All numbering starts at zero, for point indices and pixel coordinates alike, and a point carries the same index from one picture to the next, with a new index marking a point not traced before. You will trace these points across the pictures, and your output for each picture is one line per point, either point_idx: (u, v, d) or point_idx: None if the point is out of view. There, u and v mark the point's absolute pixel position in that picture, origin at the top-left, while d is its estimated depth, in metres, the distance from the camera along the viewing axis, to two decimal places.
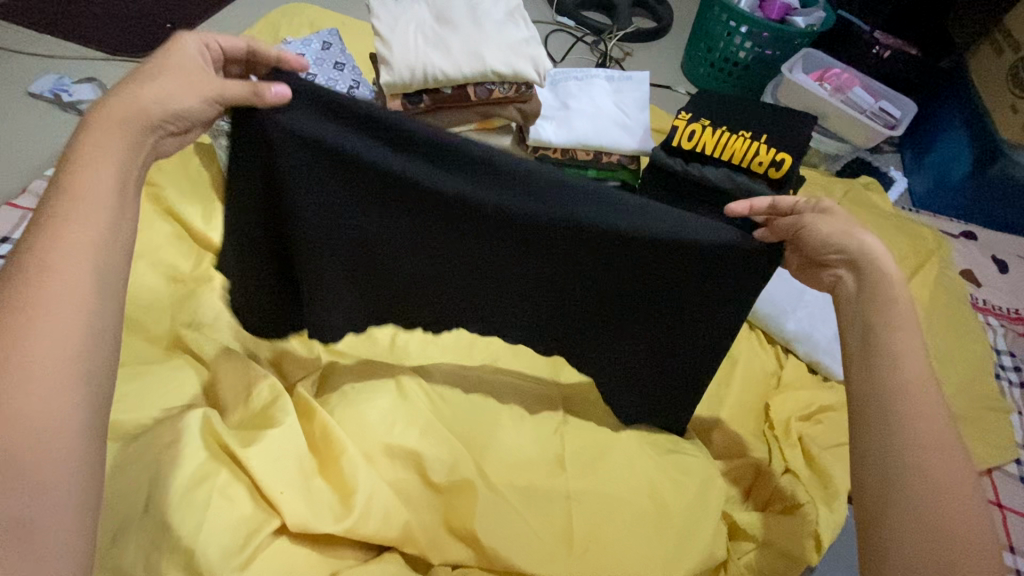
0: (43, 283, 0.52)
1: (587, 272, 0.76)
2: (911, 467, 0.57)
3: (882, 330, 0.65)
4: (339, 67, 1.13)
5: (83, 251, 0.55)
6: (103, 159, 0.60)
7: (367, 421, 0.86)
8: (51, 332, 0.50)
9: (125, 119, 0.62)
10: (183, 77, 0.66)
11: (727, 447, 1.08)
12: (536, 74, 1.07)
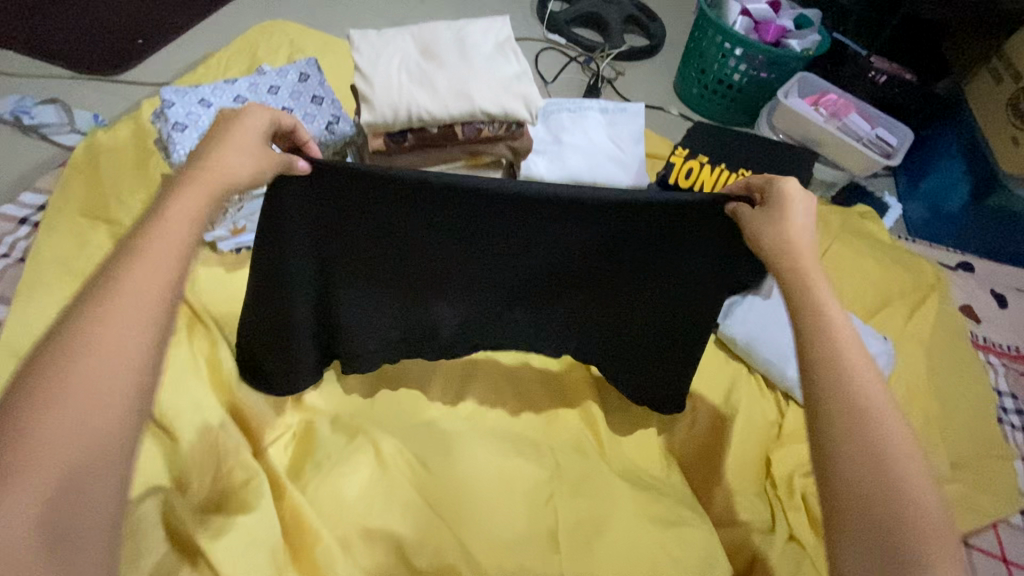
0: (91, 349, 0.46)
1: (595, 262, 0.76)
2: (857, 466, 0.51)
3: (830, 342, 0.57)
4: (317, 101, 1.06)
5: (142, 302, 0.49)
6: (183, 208, 0.55)
7: (344, 500, 0.81)
8: (84, 394, 0.44)
9: (206, 178, 0.58)
10: (244, 151, 0.61)
11: (728, 507, 1.02)
12: (528, 113, 1.01)
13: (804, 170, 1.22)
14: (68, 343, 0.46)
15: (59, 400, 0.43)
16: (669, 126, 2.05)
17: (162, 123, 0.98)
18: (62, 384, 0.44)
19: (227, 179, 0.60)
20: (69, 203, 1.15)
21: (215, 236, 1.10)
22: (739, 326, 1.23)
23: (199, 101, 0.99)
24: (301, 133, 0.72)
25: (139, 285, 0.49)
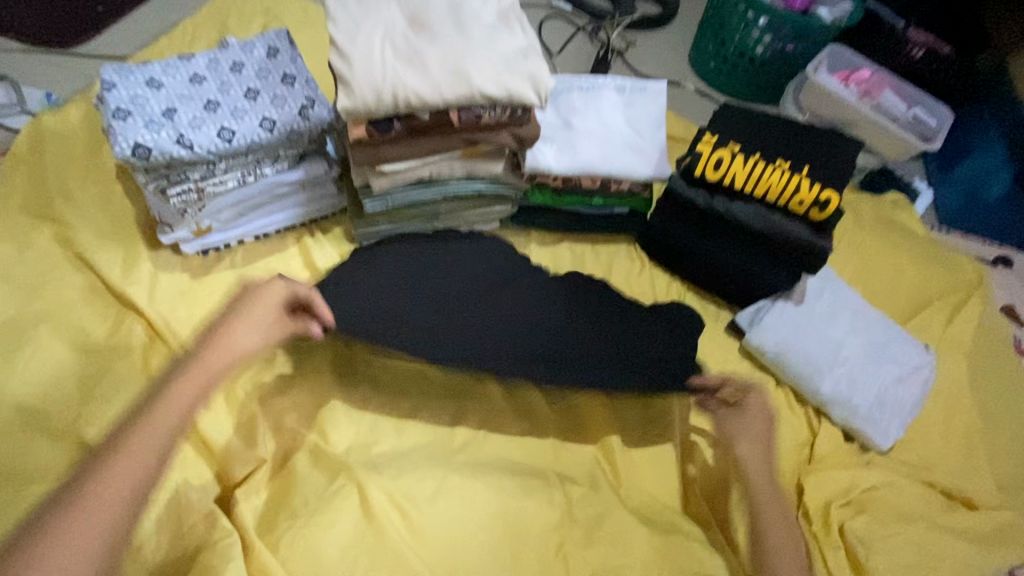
0: (55, 537, 0.62)
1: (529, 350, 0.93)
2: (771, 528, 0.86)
3: (764, 556, 0.84)
4: (288, 80, 0.90)
5: (151, 455, 0.70)
6: (140, 450, 0.70)
7: (323, 560, 0.69)
8: (75, 544, 0.62)
9: (217, 358, 0.79)
10: (264, 324, 0.84)
11: (757, 545, 0.92)
12: (536, 97, 0.86)
13: (849, 160, 1.07)
14: (64, 512, 0.63)
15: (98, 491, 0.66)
16: (684, 103, 1.88)
17: (103, 109, 0.83)
18: (58, 529, 0.62)
19: (239, 351, 0.80)
20: (12, 199, 1.01)
21: (176, 239, 0.95)
22: (769, 334, 1.10)
23: (147, 82, 0.84)
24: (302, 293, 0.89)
25: (155, 438, 0.72)
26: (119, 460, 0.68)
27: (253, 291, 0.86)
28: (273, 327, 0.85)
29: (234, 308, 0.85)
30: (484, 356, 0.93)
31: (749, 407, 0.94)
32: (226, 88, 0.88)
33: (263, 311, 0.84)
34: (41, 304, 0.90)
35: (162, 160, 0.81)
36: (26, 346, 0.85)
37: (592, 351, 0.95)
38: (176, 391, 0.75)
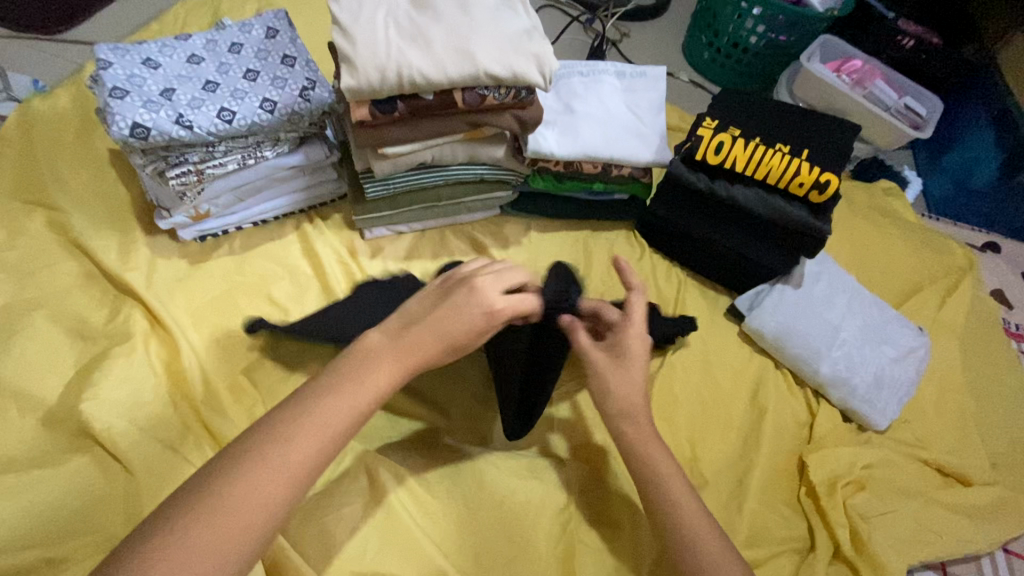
0: (253, 479, 0.48)
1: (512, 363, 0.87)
2: (669, 496, 0.74)
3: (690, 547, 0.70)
4: (289, 61, 0.89)
5: (304, 456, 0.50)
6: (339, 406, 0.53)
7: (336, 543, 0.68)
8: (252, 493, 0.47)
9: (434, 342, 0.59)
10: (473, 312, 0.61)
11: (765, 523, 0.92)
12: (541, 78, 0.85)
13: (848, 145, 1.08)
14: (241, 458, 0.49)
15: (209, 516, 0.45)
16: (678, 94, 1.89)
17: (99, 90, 0.81)
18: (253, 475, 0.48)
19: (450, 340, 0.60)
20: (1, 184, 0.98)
21: (173, 224, 0.93)
22: (768, 318, 1.11)
23: (144, 62, 0.82)
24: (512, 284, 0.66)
25: (298, 457, 0.49)
26: (304, 441, 0.50)
27: (467, 286, 0.63)
28: (479, 329, 0.62)
29: (453, 297, 0.62)
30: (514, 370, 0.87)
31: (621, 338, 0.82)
32: (224, 69, 0.86)
33: (472, 311, 0.61)
34: (35, 291, 0.87)
35: (161, 141, 0.79)
36: (20, 333, 0.83)
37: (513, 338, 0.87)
38: (378, 370, 0.56)
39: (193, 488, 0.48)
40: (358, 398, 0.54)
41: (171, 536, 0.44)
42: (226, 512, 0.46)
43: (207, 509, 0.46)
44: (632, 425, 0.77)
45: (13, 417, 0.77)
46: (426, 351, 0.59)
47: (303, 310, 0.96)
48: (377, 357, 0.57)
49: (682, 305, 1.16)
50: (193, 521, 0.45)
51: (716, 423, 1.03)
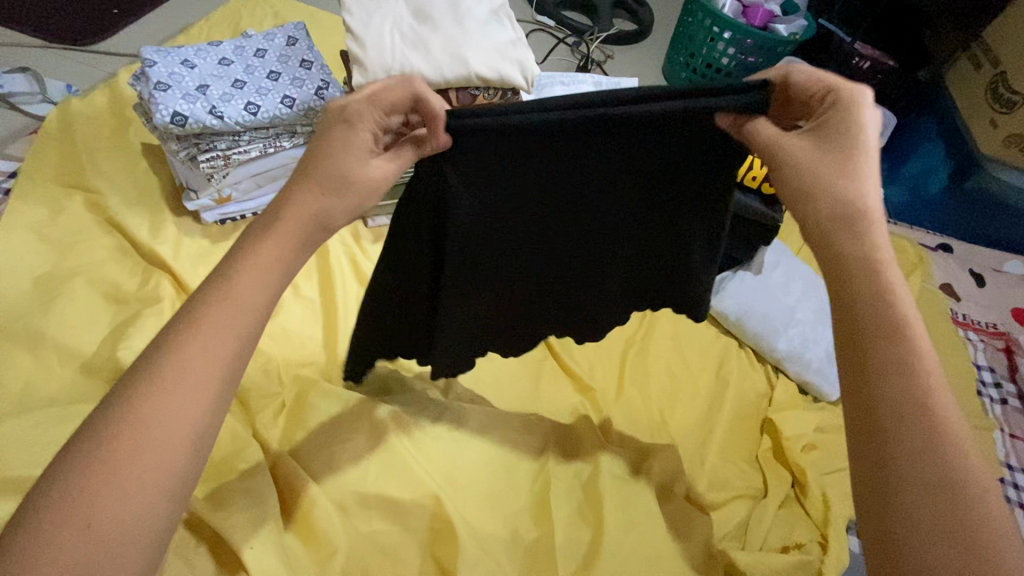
0: (168, 379, 0.46)
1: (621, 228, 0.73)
2: (901, 348, 0.49)
3: (910, 390, 0.47)
4: (306, 65, 1.03)
5: (217, 343, 0.48)
6: (244, 291, 0.51)
7: (340, 468, 0.79)
8: (168, 394, 0.45)
9: (336, 186, 0.57)
10: (347, 146, 0.59)
11: (725, 475, 1.02)
12: (524, 80, 1.00)
13: None
14: (149, 373, 0.46)
15: (125, 426, 0.43)
16: None
17: (143, 84, 0.94)
18: (162, 376, 0.46)
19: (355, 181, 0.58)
20: (43, 170, 1.10)
21: (199, 205, 1.05)
22: (731, 300, 1.23)
23: (182, 63, 0.96)
24: (380, 99, 0.60)
25: (210, 347, 0.48)
26: (196, 341, 0.48)
27: (335, 121, 0.60)
28: (355, 152, 0.59)
29: (324, 132, 0.60)
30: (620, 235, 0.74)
31: (832, 128, 0.58)
32: (251, 70, 0.99)
33: (338, 139, 0.59)
34: (74, 260, 0.99)
35: (196, 128, 0.92)
36: (61, 295, 0.94)
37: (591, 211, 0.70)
38: (257, 254, 0.53)
39: (99, 416, 0.45)
40: (246, 284, 0.51)
41: (89, 458, 0.42)
42: (140, 420, 0.44)
43: (125, 418, 0.44)
44: (855, 237, 0.54)
45: (55, 365, 0.87)
46: (301, 201, 0.57)
47: (311, 283, 1.07)
48: (258, 247, 0.53)
49: None
50: (108, 436, 0.43)
51: (685, 391, 1.13)
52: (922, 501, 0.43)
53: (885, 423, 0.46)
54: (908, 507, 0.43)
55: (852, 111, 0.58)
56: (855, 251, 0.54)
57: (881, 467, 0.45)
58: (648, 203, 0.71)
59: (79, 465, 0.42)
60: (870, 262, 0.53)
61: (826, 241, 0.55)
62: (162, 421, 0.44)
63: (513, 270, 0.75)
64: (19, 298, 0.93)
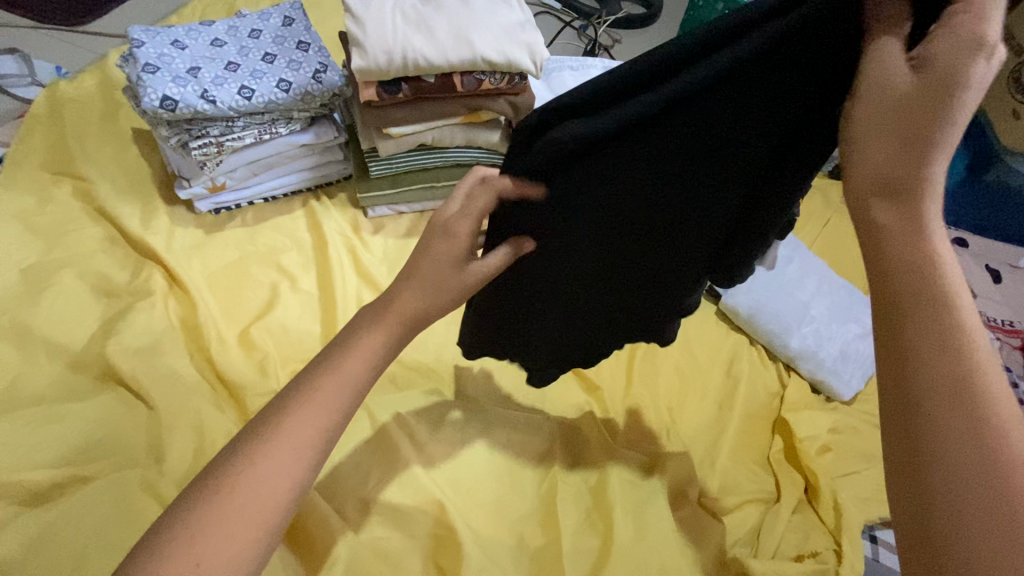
0: (272, 444, 0.47)
1: (704, 191, 0.61)
2: (952, 316, 0.40)
3: (952, 365, 0.39)
4: (303, 47, 0.98)
5: (322, 414, 0.49)
6: (353, 365, 0.51)
7: (337, 472, 0.76)
8: (271, 461, 0.46)
9: (441, 287, 0.55)
10: (444, 261, 0.56)
11: (737, 480, 0.98)
12: (532, 65, 0.95)
13: None
14: (259, 435, 0.48)
15: (233, 489, 0.45)
16: None
17: (131, 66, 0.89)
18: (269, 440, 0.47)
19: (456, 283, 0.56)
20: (30, 156, 1.05)
21: (191, 194, 1.01)
22: (743, 296, 1.19)
23: (172, 43, 0.91)
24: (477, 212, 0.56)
25: (313, 417, 0.48)
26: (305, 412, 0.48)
27: (431, 233, 0.57)
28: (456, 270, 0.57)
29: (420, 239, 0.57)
30: (695, 199, 0.62)
31: (945, 44, 0.42)
32: (245, 52, 0.94)
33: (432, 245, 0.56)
34: (62, 251, 0.95)
35: (187, 113, 0.87)
36: (48, 288, 0.90)
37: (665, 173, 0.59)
38: (366, 332, 0.53)
39: (209, 472, 0.47)
40: (354, 363, 0.51)
41: (197, 519, 0.44)
42: (244, 484, 0.45)
43: (231, 478, 0.45)
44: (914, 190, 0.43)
45: (42, 361, 0.84)
46: (402, 299, 0.54)
47: (310, 276, 1.03)
48: (367, 319, 0.54)
49: None
50: (213, 499, 0.44)
51: (692, 389, 1.10)
52: (958, 490, 0.36)
53: (924, 404, 0.39)
54: (943, 530, 0.36)
55: (971, 14, 0.42)
56: (901, 215, 0.43)
57: (912, 482, 0.38)
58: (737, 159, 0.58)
59: (191, 513, 0.44)
60: (917, 224, 0.43)
61: (859, 206, 0.46)
62: (259, 489, 0.45)
63: (588, 253, 0.67)
64: (5, 291, 0.89)
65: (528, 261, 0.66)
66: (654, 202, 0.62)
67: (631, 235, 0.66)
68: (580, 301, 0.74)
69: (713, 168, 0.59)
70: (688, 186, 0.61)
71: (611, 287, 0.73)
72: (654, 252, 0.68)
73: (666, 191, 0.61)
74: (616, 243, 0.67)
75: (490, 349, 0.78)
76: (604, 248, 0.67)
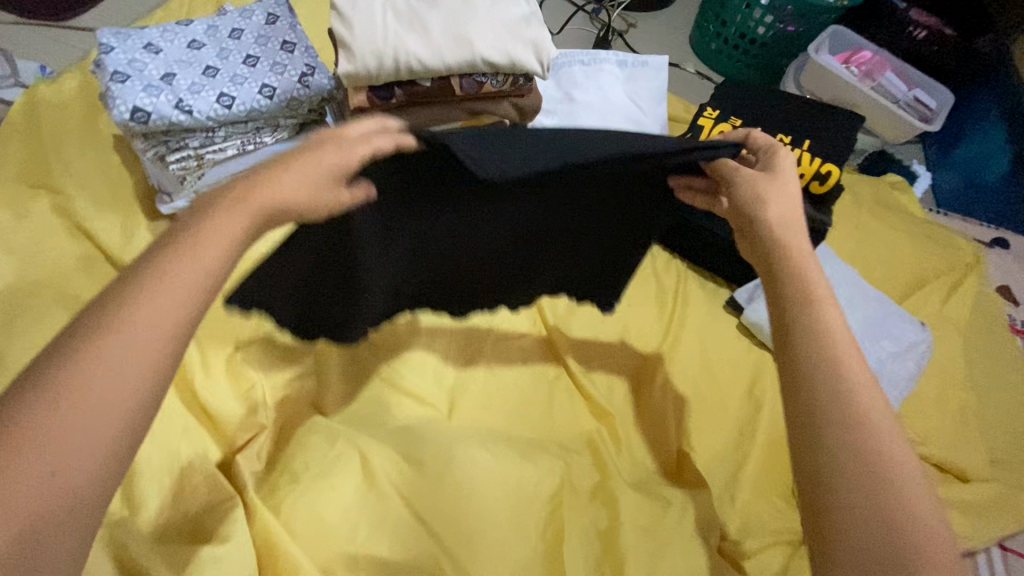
0: (106, 340, 0.41)
1: (578, 224, 0.77)
2: (838, 369, 0.53)
3: (838, 411, 0.51)
4: (289, 48, 0.90)
5: (166, 303, 0.44)
6: (199, 258, 0.46)
7: (325, 522, 0.70)
8: (114, 359, 0.41)
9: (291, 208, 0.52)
10: (302, 182, 0.53)
11: (757, 516, 0.92)
12: (538, 65, 0.87)
13: (847, 154, 1.09)
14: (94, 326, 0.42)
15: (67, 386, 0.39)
16: (691, 94, 1.65)
17: (101, 74, 0.82)
18: (106, 331, 0.42)
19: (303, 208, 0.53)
20: (6, 167, 0.99)
21: (173, 210, 0.93)
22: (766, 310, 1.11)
23: (145, 47, 0.83)
24: (375, 144, 0.56)
25: (160, 304, 0.43)
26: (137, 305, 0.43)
27: (312, 148, 0.55)
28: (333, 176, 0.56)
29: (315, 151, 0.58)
30: (571, 231, 0.78)
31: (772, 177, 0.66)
32: (225, 54, 0.87)
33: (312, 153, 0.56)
34: (39, 272, 0.89)
35: (162, 125, 0.80)
36: (24, 313, 0.85)
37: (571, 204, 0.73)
38: (219, 218, 0.49)
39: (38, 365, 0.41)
40: (201, 253, 0.46)
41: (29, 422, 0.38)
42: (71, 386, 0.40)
43: (59, 377, 0.40)
44: (791, 272, 0.60)
45: None
46: (256, 198, 0.51)
47: None
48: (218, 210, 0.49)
49: (682, 294, 1.14)
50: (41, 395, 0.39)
51: (711, 412, 1.02)
52: (861, 520, 0.47)
53: (821, 435, 0.51)
54: (837, 526, 0.48)
55: (776, 163, 0.67)
56: (792, 290, 0.59)
57: (813, 502, 0.50)
58: (608, 198, 0.75)
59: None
60: (806, 296, 0.58)
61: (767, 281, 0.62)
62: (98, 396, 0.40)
63: (463, 241, 0.74)
64: None
65: (407, 220, 0.67)
66: (543, 223, 0.75)
67: (508, 241, 0.77)
68: (430, 276, 0.79)
69: (594, 207, 0.75)
70: (573, 224, 0.77)
71: (473, 279, 0.82)
72: (518, 265, 0.82)
73: (561, 219, 0.75)
74: (496, 245, 0.77)
75: (298, 286, 0.70)
76: (483, 241, 0.75)
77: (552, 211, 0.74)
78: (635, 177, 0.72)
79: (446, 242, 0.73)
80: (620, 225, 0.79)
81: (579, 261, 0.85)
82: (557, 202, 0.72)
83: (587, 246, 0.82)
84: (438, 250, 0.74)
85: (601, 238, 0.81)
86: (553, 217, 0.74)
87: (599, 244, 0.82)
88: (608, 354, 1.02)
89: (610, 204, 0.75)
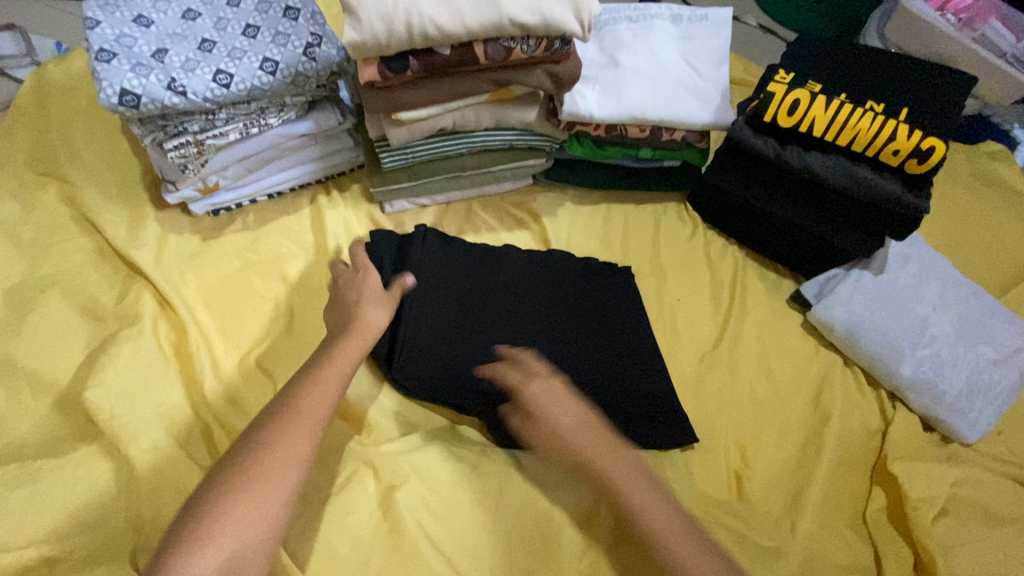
0: (259, 470, 0.56)
1: (576, 356, 0.87)
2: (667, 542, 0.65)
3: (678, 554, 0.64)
4: (292, 15, 0.80)
5: (279, 483, 0.56)
6: (303, 423, 0.60)
7: (337, 551, 0.64)
8: (251, 511, 0.53)
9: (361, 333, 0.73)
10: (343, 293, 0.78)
11: (824, 548, 0.79)
12: (578, 25, 0.73)
13: (951, 127, 0.90)
14: (235, 469, 0.56)
15: (228, 505, 0.53)
16: (752, 52, 1.43)
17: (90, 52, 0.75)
18: (227, 504, 0.53)
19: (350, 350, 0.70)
20: (16, 156, 0.94)
21: (181, 198, 0.87)
22: (841, 308, 0.95)
23: (135, 20, 0.75)
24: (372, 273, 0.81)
25: (282, 464, 0.57)
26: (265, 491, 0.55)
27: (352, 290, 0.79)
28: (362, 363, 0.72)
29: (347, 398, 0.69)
30: (568, 370, 0.85)
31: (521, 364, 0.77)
32: (222, 25, 0.78)
33: (341, 366, 0.67)
34: (48, 269, 0.84)
35: (154, 108, 0.73)
36: (32, 313, 0.80)
37: (573, 388, 0.84)
38: (320, 389, 0.64)
39: (202, 500, 0.54)
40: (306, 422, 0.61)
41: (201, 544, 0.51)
42: (240, 508, 0.53)
43: (230, 489, 0.54)
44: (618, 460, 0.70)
45: (25, 400, 0.74)
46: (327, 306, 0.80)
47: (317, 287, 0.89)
48: (286, 418, 0.60)
49: (739, 288, 1.00)
50: (208, 526, 0.52)
51: (769, 425, 0.90)
52: None
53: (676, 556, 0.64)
54: None
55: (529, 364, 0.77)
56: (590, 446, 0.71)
57: None
58: (597, 371, 0.87)
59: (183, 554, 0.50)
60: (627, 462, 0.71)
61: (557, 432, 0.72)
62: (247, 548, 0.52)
63: (480, 322, 0.86)
64: None
65: (436, 356, 0.82)
66: (543, 343, 0.87)
67: (511, 326, 0.87)
68: (442, 318, 0.85)
69: (587, 338, 0.89)
70: (570, 370, 0.85)
71: (477, 314, 0.87)
72: (515, 344, 0.86)
73: (560, 363, 0.86)
74: (501, 331, 0.86)
75: None
76: (490, 331, 0.86)
77: (551, 355, 0.86)
78: (624, 404, 0.85)
79: (468, 342, 0.84)
80: (609, 341, 0.89)
81: (580, 337, 0.89)
82: (560, 371, 0.85)
83: (586, 345, 0.88)
84: (462, 317, 0.86)
85: (597, 343, 0.89)
86: (555, 343, 0.87)
87: (590, 333, 0.90)
88: (655, 355, 0.90)
89: (598, 357, 0.88)
